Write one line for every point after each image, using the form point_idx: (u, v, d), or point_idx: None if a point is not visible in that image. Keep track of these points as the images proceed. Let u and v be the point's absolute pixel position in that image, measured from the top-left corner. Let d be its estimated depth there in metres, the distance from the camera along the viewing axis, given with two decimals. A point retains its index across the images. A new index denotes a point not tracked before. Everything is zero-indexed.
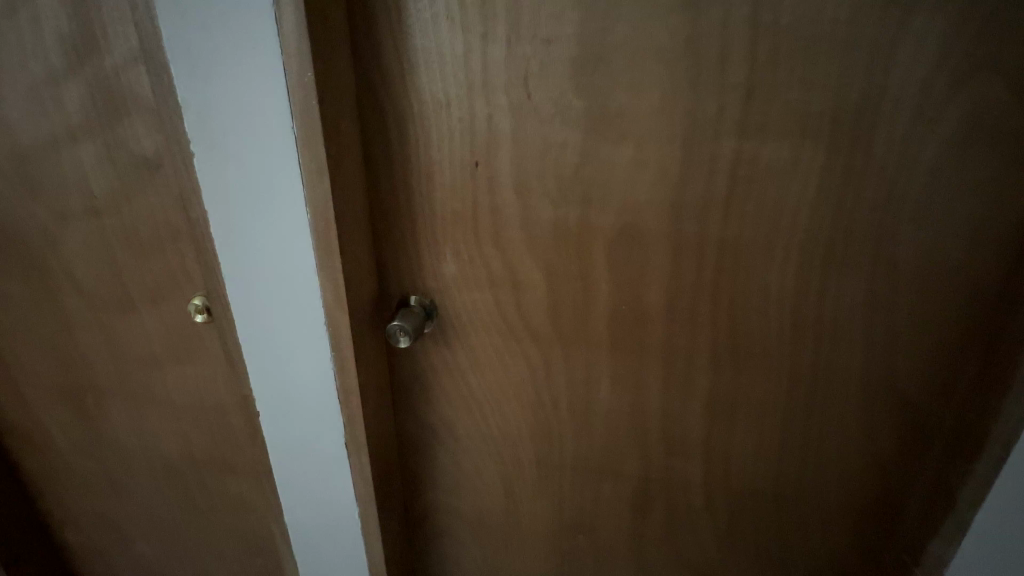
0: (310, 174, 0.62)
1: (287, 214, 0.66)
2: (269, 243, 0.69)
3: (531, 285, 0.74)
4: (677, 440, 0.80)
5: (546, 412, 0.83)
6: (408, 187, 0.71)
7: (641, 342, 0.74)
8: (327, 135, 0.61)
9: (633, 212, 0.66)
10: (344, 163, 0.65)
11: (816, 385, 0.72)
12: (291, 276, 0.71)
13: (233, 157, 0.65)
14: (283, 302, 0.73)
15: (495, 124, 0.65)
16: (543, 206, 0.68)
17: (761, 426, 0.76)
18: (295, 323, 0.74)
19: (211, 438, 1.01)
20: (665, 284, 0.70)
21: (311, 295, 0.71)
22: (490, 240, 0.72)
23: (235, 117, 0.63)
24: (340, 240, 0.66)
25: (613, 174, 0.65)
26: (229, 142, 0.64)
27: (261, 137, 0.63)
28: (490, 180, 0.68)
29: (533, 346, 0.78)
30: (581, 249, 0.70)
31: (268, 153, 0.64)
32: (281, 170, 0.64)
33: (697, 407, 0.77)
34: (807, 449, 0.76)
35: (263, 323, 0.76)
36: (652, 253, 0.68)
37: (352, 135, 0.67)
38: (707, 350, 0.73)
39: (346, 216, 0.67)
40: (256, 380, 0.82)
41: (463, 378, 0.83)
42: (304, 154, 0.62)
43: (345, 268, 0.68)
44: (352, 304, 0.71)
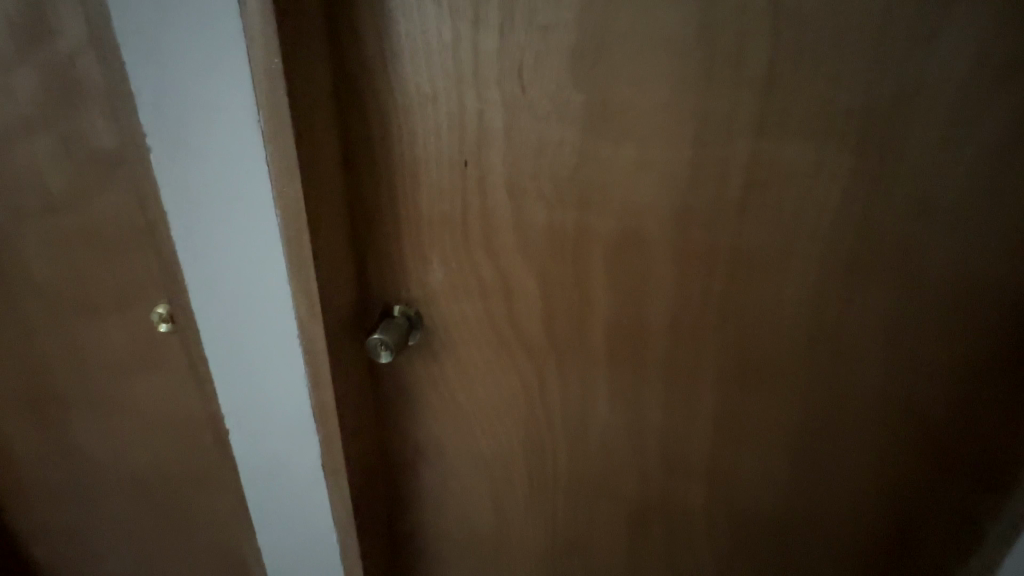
0: (280, 173, 0.56)
1: (254, 215, 0.61)
2: (236, 246, 0.64)
3: (524, 295, 0.68)
4: (679, 460, 0.75)
5: (540, 430, 0.77)
6: (391, 188, 0.65)
7: (642, 357, 0.69)
8: (300, 129, 0.55)
9: (637, 218, 0.61)
10: (320, 161, 0.59)
11: (828, 407, 0.67)
12: (260, 282, 0.65)
13: (193, 152, 0.59)
14: (251, 309, 0.68)
15: (487, 121, 0.59)
16: (538, 210, 0.63)
17: (768, 446, 0.71)
18: (266, 332, 0.69)
19: (182, 451, 0.94)
20: (668, 299, 0.65)
21: (283, 302, 0.66)
22: (480, 246, 0.66)
23: (195, 108, 0.57)
24: (314, 246, 0.60)
25: (615, 175, 0.59)
26: (188, 135, 0.58)
27: (225, 132, 0.57)
28: (481, 182, 0.62)
29: (526, 360, 0.72)
30: (579, 257, 0.64)
31: (232, 149, 0.58)
32: (248, 167, 0.58)
33: (702, 427, 0.72)
34: (819, 472, 0.71)
35: (231, 332, 0.70)
36: (656, 262, 0.63)
37: (329, 130, 0.60)
38: (714, 367, 0.68)
39: (322, 219, 0.61)
40: (223, 391, 0.76)
41: (450, 392, 0.77)
42: (272, 151, 0.55)
43: (321, 276, 0.62)
44: (328, 315, 0.65)
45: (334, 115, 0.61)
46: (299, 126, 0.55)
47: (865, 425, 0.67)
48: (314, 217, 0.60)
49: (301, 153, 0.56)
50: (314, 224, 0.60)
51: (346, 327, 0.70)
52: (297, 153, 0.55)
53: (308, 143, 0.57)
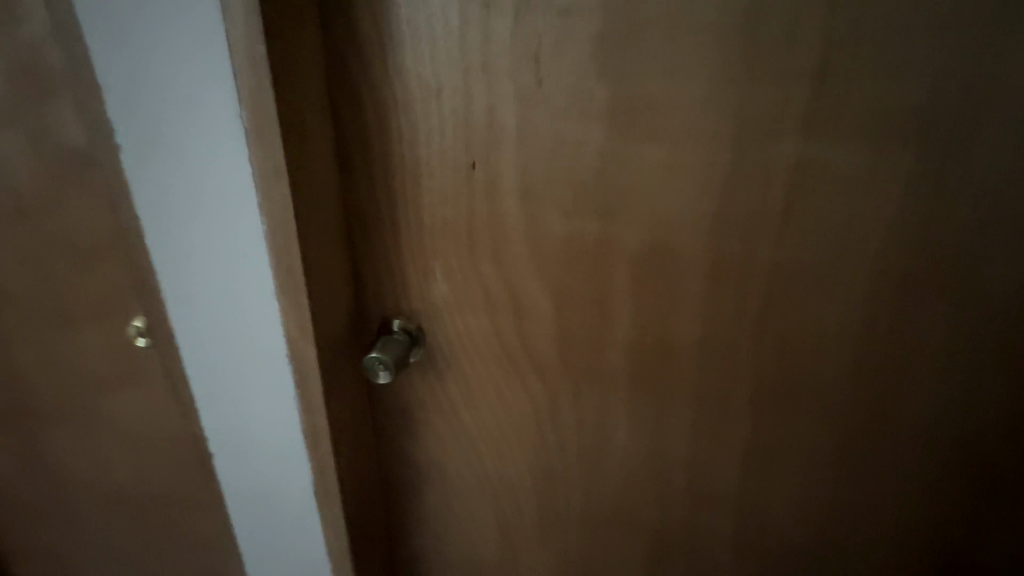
0: (266, 176, 0.50)
1: (237, 221, 0.55)
2: (219, 257, 0.58)
3: (537, 310, 0.62)
4: (703, 488, 0.69)
5: (551, 454, 0.71)
6: (390, 192, 0.59)
7: (665, 378, 0.63)
8: (288, 126, 0.49)
9: (664, 228, 0.55)
10: (310, 163, 0.53)
11: (868, 432, 0.62)
12: (244, 295, 0.59)
13: (169, 151, 0.53)
14: (236, 324, 0.62)
15: (498, 118, 0.53)
16: (554, 218, 0.56)
17: (800, 474, 0.66)
18: (252, 348, 0.63)
19: (167, 470, 0.88)
20: (697, 316, 0.59)
21: (270, 317, 0.60)
22: (488, 256, 0.60)
23: (170, 103, 0.51)
24: (304, 257, 0.54)
25: (641, 180, 0.53)
26: (163, 132, 0.52)
27: (204, 131, 0.51)
28: (491, 186, 0.56)
29: (537, 381, 0.66)
30: (598, 270, 0.58)
31: (212, 148, 0.52)
32: (229, 169, 0.52)
33: (729, 454, 0.66)
34: (854, 501, 0.66)
35: (213, 348, 0.65)
36: (684, 276, 0.57)
37: (321, 128, 0.54)
38: (744, 390, 0.62)
39: (313, 228, 0.55)
40: (207, 410, 0.70)
41: (454, 414, 0.71)
42: (257, 151, 0.49)
43: (312, 291, 0.56)
44: (321, 332, 0.59)
45: (326, 111, 0.55)
46: (286, 123, 0.49)
47: (911, 454, 0.62)
48: (304, 226, 0.53)
49: (289, 153, 0.50)
50: (305, 233, 0.54)
51: (340, 344, 0.63)
52: (284, 153, 0.49)
53: (297, 143, 0.50)
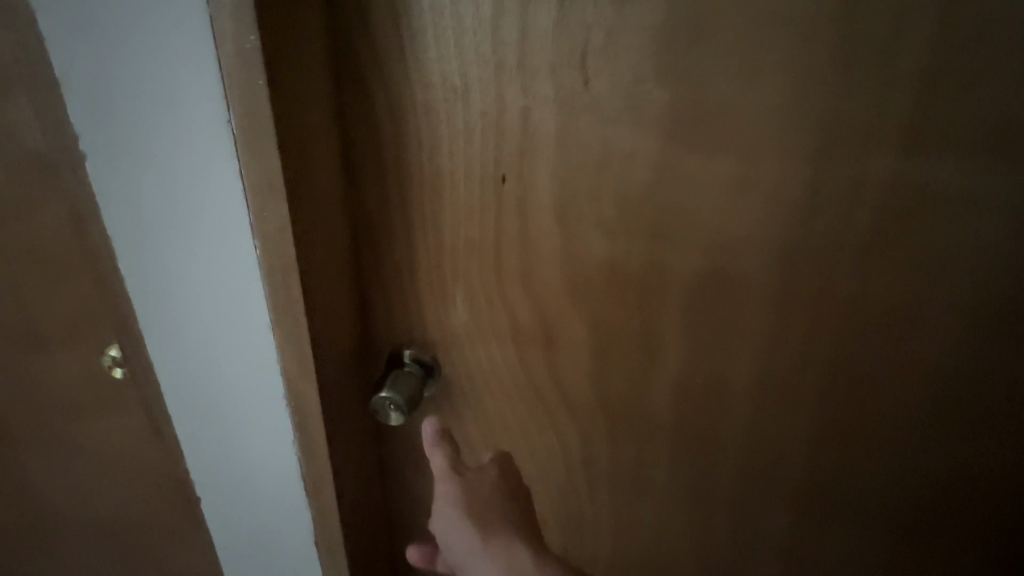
0: (260, 194, 0.42)
1: (225, 244, 0.47)
2: (204, 282, 0.50)
3: (570, 342, 0.54)
4: (746, 531, 0.63)
5: (580, 496, 0.64)
6: (405, 210, 0.51)
7: (712, 420, 0.56)
8: (286, 135, 0.41)
9: (724, 254, 0.47)
10: (313, 178, 0.45)
11: (927, 475, 0.55)
12: (234, 326, 0.52)
13: (145, 161, 0.45)
14: (223, 358, 0.54)
15: (535, 125, 0.45)
16: (595, 240, 0.49)
17: (850, 517, 0.60)
18: (243, 385, 0.56)
19: (153, 503, 0.81)
20: (755, 355, 0.52)
21: (264, 352, 0.52)
22: (516, 281, 0.52)
23: (145, 104, 0.43)
24: (305, 285, 0.46)
25: (699, 198, 0.45)
26: (137, 139, 0.44)
27: (186, 138, 0.43)
28: (523, 203, 0.48)
29: (568, 420, 0.59)
30: (643, 299, 0.51)
31: (196, 160, 0.44)
32: (216, 183, 0.44)
33: (776, 497, 0.60)
34: (903, 544, 0.60)
35: (197, 382, 0.57)
36: (743, 310, 0.50)
37: (324, 133, 0.46)
38: (798, 431, 0.55)
39: (315, 250, 0.47)
40: (191, 448, 0.63)
41: (472, 452, 0.63)
42: (250, 164, 0.41)
43: (314, 324, 0.49)
44: (324, 369, 0.51)
45: (330, 114, 0.47)
46: (285, 132, 0.41)
47: (979, 499, 0.56)
48: (306, 250, 0.46)
49: (289, 167, 0.42)
50: (308, 259, 0.46)
51: (345, 381, 0.56)
52: (282, 167, 0.41)
53: (299, 155, 0.43)
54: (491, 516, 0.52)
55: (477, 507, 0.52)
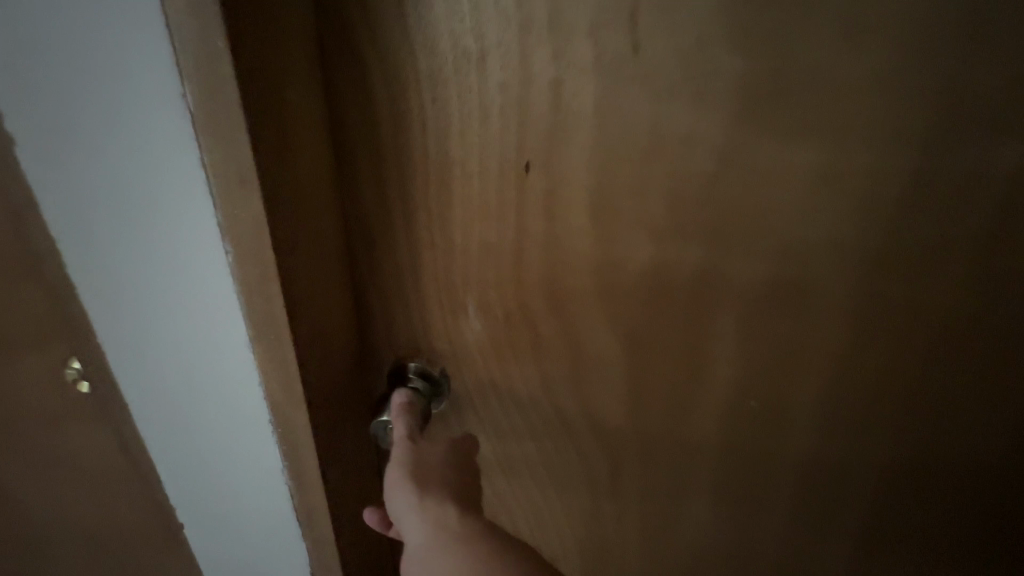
0: (229, 185, 0.35)
1: (193, 245, 0.40)
2: (170, 288, 0.43)
3: (601, 358, 0.47)
4: (788, 554, 0.57)
5: (606, 524, 0.58)
6: (407, 204, 0.43)
7: (762, 445, 0.49)
8: (257, 111, 0.33)
9: (794, 259, 0.40)
10: (295, 164, 0.37)
11: (989, 487, 0.50)
12: (209, 340, 0.45)
13: (90, 145, 0.38)
14: (198, 374, 0.48)
15: (569, 100, 0.36)
16: (636, 241, 0.41)
17: (902, 536, 0.54)
18: (223, 402, 0.49)
19: (112, 548, 0.69)
20: (824, 373, 0.45)
21: (245, 366, 0.46)
22: (540, 289, 0.44)
23: (85, 77, 0.35)
24: (287, 294, 0.39)
25: (761, 190, 0.38)
26: (80, 119, 0.37)
27: (139, 118, 0.36)
28: (550, 198, 0.40)
29: (595, 444, 0.52)
30: (687, 310, 0.43)
31: (154, 145, 0.37)
32: (179, 173, 0.37)
33: (824, 519, 0.54)
34: (954, 559, 0.55)
35: (169, 400, 0.50)
36: (811, 325, 0.42)
37: (308, 110, 0.38)
38: (853, 450, 0.49)
39: (300, 252, 0.39)
40: (168, 470, 0.57)
41: (485, 474, 0.57)
42: (215, 148, 0.34)
43: (301, 339, 0.41)
44: (316, 388, 0.45)
45: (314, 86, 0.38)
46: (255, 107, 0.33)
47: None
48: (289, 253, 0.38)
49: (262, 151, 0.34)
50: (291, 264, 0.38)
51: (340, 400, 0.49)
52: (253, 152, 0.33)
53: (275, 136, 0.35)
54: (431, 471, 0.43)
55: (416, 460, 0.44)
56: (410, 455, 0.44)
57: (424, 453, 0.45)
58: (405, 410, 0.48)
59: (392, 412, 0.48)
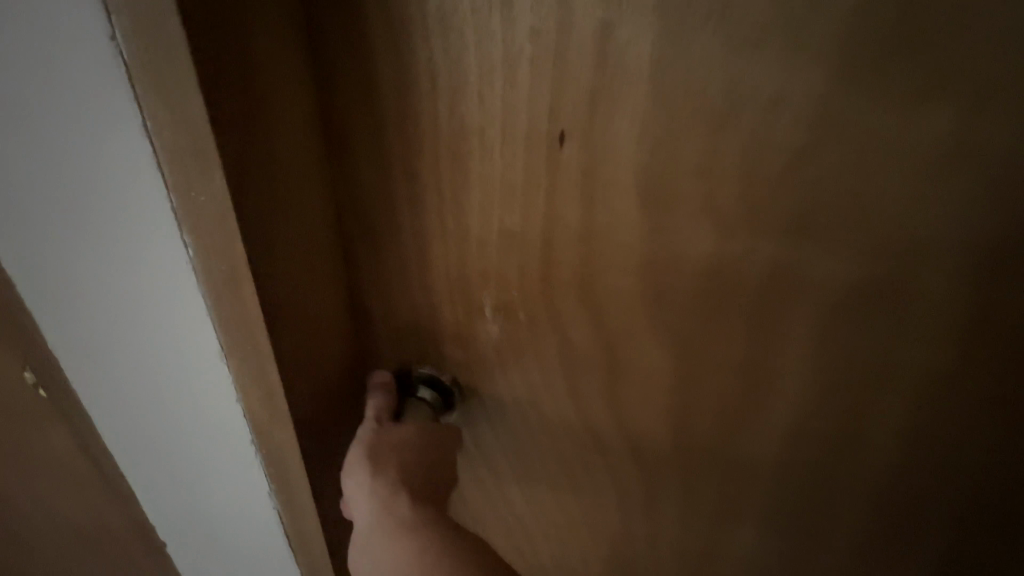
0: (181, 160, 0.28)
1: (152, 235, 0.33)
2: (131, 284, 0.37)
3: (642, 370, 0.40)
4: None
5: (637, 547, 0.52)
6: (411, 187, 0.35)
7: (829, 472, 0.42)
8: (211, 61, 0.25)
9: (895, 259, 0.32)
10: (269, 134, 0.29)
11: None
12: (171, 341, 0.39)
13: (29, 113, 0.31)
14: (162, 378, 0.42)
15: (621, 52, 0.29)
16: (693, 234, 0.33)
17: None
18: (197, 413, 0.43)
19: (89, 566, 0.63)
20: (917, 398, 0.37)
21: (213, 373, 0.39)
22: (571, 289, 0.37)
23: (18, 28, 0.29)
24: (263, 294, 0.32)
25: (858, 171, 0.30)
26: (14, 81, 0.30)
27: (81, 78, 0.29)
28: (588, 180, 0.33)
29: (629, 465, 0.46)
30: (746, 315, 0.36)
31: (96, 110, 0.30)
32: (121, 141, 0.30)
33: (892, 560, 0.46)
34: None
35: (134, 405, 0.44)
36: (905, 338, 0.34)
37: (284, 67, 0.30)
38: (939, 490, 0.41)
39: (279, 243, 0.32)
40: (142, 478, 0.51)
41: (502, 490, 0.50)
42: (158, 109, 0.27)
43: (282, 346, 0.34)
44: (304, 403, 0.38)
45: (292, 30, 0.30)
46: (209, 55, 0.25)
47: None
48: (263, 245, 0.31)
49: (222, 115, 0.27)
50: (268, 259, 0.32)
51: (331, 413, 0.42)
52: (208, 114, 0.26)
53: (238, 96, 0.27)
54: (389, 458, 0.40)
55: (375, 446, 0.41)
56: (373, 438, 0.41)
57: (387, 437, 0.41)
58: (383, 392, 0.43)
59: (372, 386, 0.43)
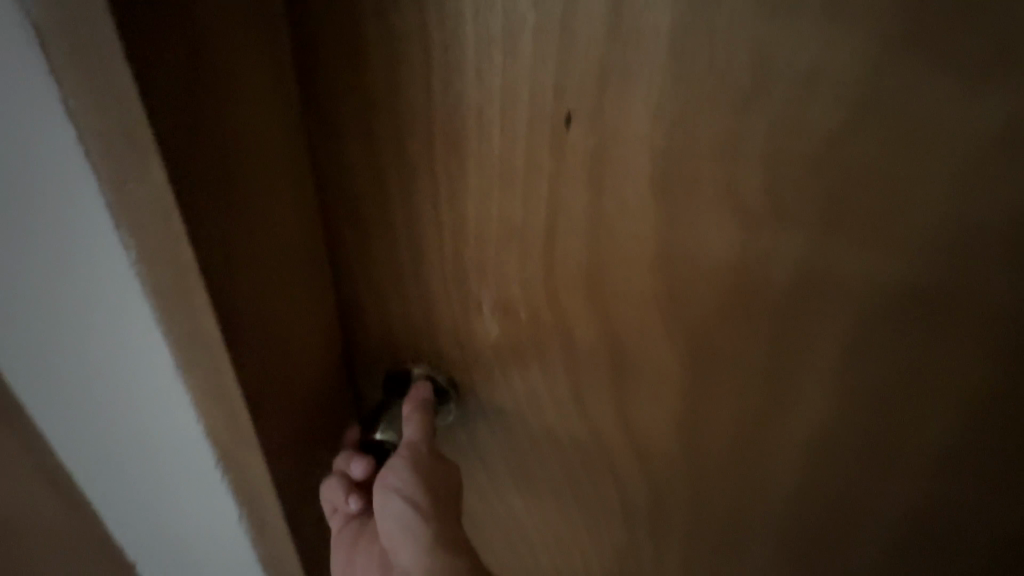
0: (115, 147, 0.25)
1: (97, 245, 0.30)
2: (83, 296, 0.34)
3: (652, 373, 0.37)
4: None
5: (643, 556, 0.49)
6: (403, 172, 0.32)
7: (852, 484, 0.39)
8: (151, 58, 0.23)
9: (936, 258, 0.29)
10: (226, 118, 0.27)
11: None
12: (134, 366, 0.36)
13: None
14: (128, 399, 0.39)
15: (635, 21, 0.26)
16: (712, 225, 0.30)
17: None
18: (160, 431, 0.40)
19: None
20: (952, 406, 0.34)
21: (178, 401, 0.37)
22: (576, 284, 0.34)
23: None
24: (220, 311, 0.29)
25: (899, 156, 0.26)
26: None
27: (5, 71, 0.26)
28: (597, 164, 0.30)
29: (636, 473, 0.43)
30: (762, 318, 0.33)
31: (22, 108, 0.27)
32: (63, 152, 0.27)
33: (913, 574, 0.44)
34: None
35: (101, 421, 0.41)
36: (942, 344, 0.32)
37: (248, 65, 0.27)
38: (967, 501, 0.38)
39: (245, 255, 0.30)
40: (111, 490, 0.48)
41: (500, 496, 0.48)
42: (84, 90, 0.23)
43: (245, 364, 0.32)
44: (275, 420, 0.36)
45: (266, 21, 0.28)
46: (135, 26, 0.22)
47: None
48: (216, 242, 0.28)
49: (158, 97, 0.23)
50: (224, 257, 0.29)
51: (307, 421, 0.39)
52: (147, 117, 0.23)
53: (188, 96, 0.25)
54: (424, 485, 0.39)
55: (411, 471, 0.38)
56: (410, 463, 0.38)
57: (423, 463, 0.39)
58: (422, 410, 0.39)
59: (414, 402, 0.40)
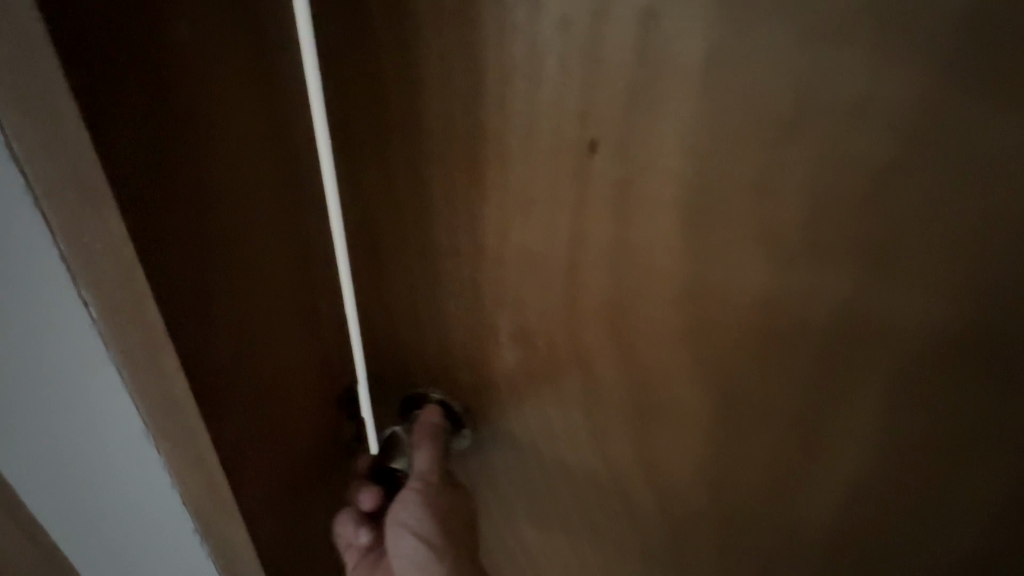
0: (71, 206, 0.21)
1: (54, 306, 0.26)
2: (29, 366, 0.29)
3: (676, 412, 0.35)
4: None
5: None
6: (421, 198, 0.32)
7: (892, 541, 0.36)
8: (119, 112, 0.19)
9: (993, 305, 0.26)
10: (202, 158, 0.24)
11: None
12: (96, 437, 0.31)
13: None
14: (82, 477, 0.34)
15: (663, 45, 0.24)
16: (744, 261, 0.28)
17: None
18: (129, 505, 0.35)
19: None
20: (1008, 464, 0.31)
21: (154, 477, 0.33)
22: (596, 317, 0.33)
23: None
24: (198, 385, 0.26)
25: (958, 195, 0.24)
26: None
27: None
28: (621, 195, 0.28)
29: (655, 514, 0.40)
30: (802, 363, 0.30)
31: None
32: (10, 213, 0.23)
33: None
34: None
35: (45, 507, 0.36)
36: (1001, 396, 0.29)
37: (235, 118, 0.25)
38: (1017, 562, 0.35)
39: (227, 319, 0.27)
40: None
41: (511, 529, 0.46)
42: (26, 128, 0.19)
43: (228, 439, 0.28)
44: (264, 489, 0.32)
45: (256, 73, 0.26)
46: (77, 42, 0.18)
47: None
48: (186, 293, 0.24)
49: (119, 135, 0.20)
50: (199, 315, 0.25)
51: (297, 478, 0.36)
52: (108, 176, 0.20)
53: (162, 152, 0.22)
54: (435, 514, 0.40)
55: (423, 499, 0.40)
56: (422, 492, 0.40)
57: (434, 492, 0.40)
58: (432, 439, 0.40)
59: (425, 432, 0.40)
